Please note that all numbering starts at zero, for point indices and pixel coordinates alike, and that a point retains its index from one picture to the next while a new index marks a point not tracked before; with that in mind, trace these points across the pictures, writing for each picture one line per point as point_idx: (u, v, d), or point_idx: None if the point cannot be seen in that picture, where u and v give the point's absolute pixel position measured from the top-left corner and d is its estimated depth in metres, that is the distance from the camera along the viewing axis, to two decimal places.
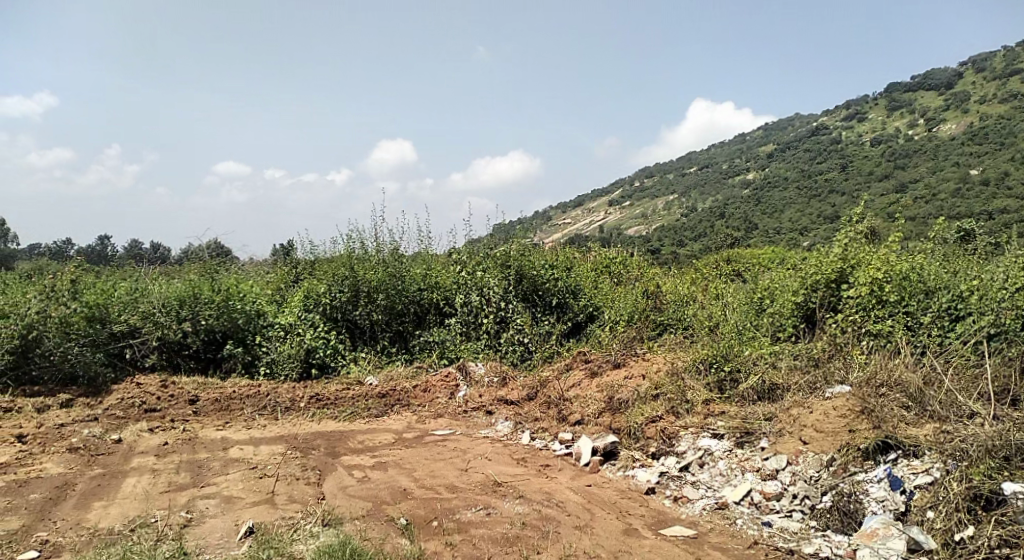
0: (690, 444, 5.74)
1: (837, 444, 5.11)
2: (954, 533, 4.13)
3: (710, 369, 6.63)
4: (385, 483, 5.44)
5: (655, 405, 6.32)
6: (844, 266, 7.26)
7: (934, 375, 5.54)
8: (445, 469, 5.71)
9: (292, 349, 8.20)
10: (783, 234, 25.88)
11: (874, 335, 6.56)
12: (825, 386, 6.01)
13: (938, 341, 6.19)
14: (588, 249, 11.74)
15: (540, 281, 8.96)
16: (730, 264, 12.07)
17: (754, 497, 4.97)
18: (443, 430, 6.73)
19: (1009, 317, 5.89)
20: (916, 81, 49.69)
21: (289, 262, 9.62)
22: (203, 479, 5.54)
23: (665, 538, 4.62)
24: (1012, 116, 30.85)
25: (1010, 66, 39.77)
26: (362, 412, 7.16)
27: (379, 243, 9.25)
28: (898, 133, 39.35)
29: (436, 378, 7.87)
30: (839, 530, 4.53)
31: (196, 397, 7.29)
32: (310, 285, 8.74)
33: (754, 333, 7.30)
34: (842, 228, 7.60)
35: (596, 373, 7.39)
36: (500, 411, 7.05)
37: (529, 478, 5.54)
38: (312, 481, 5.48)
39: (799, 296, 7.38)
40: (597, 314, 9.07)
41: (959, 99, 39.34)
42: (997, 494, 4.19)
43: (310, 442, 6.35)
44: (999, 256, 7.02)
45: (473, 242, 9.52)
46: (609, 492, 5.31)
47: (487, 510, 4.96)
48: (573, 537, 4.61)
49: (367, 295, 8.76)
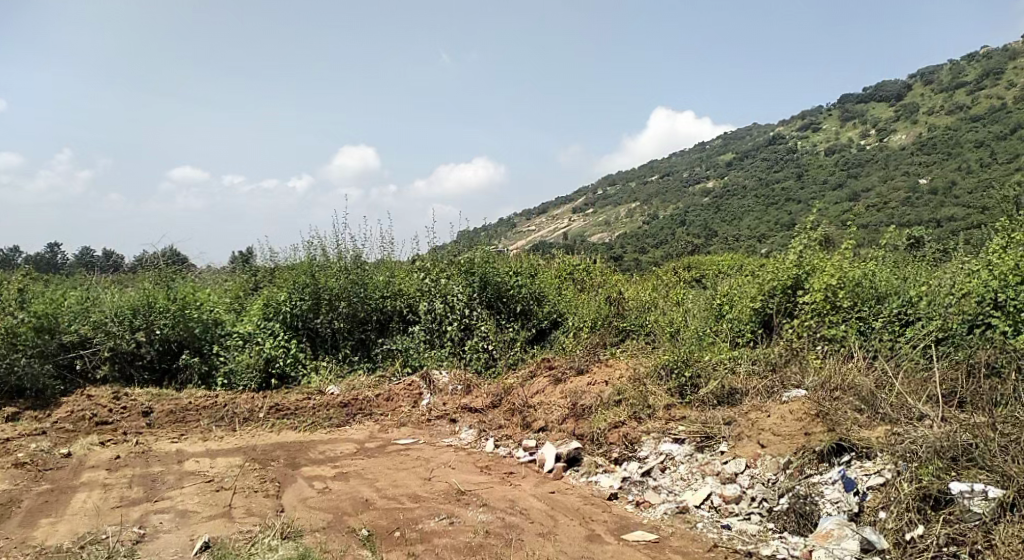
0: (652, 449, 5.80)
1: (794, 447, 5.21)
2: (904, 533, 4.25)
3: (671, 375, 6.73)
4: (347, 494, 5.37)
5: (618, 410, 6.37)
6: (800, 272, 7.46)
7: (886, 378, 5.69)
8: (408, 478, 5.66)
9: (251, 358, 8.06)
10: (743, 240, 26.42)
11: (829, 340, 6.73)
12: (782, 390, 6.14)
13: (889, 345, 6.37)
14: (552, 256, 11.79)
15: (504, 287, 8.94)
16: (691, 271, 12.27)
17: (714, 500, 5.04)
18: (406, 438, 6.68)
19: (955, 321, 6.09)
20: (869, 93, 51.27)
21: (248, 270, 9.47)
22: (157, 493, 5.39)
23: (627, 543, 4.65)
24: (959, 128, 32.05)
25: (956, 80, 41.35)
26: (324, 422, 7.06)
27: (341, 250, 9.10)
28: (852, 143, 40.52)
29: (399, 387, 7.81)
30: (796, 532, 4.62)
31: (150, 409, 7.10)
32: (269, 293, 8.58)
33: (714, 339, 7.41)
34: (797, 235, 7.81)
35: (560, 380, 7.41)
36: (464, 419, 7.02)
37: (492, 486, 5.53)
38: (271, 493, 5.38)
39: (757, 302, 7.54)
40: (560, 321, 9.09)
41: (908, 111, 40.71)
42: (946, 493, 4.29)
43: (270, 453, 6.24)
44: (947, 263, 7.27)
45: (436, 249, 9.45)
46: (573, 498, 5.33)
47: (450, 519, 4.93)
48: (536, 544, 4.61)
49: (329, 303, 8.63)
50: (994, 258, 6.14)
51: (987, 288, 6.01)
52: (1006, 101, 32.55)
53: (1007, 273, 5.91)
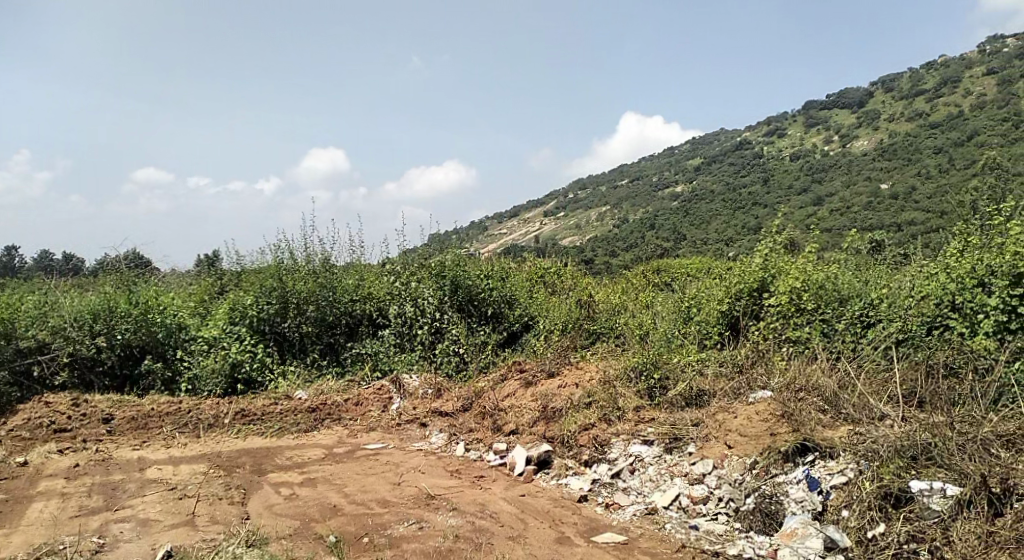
0: (621, 450, 5.84)
1: (760, 447, 5.29)
2: (867, 531, 4.33)
3: (640, 377, 6.79)
4: (314, 500, 5.30)
5: (588, 413, 6.39)
6: (765, 275, 7.58)
7: (848, 379, 5.82)
8: (378, 483, 5.61)
9: (217, 364, 7.89)
10: (711, 244, 26.79)
11: (794, 341, 6.89)
12: (749, 392, 6.23)
13: (852, 347, 6.51)
14: (523, 259, 11.81)
15: (475, 290, 8.90)
16: (660, 274, 12.39)
17: (682, 501, 5.09)
18: (375, 443, 6.62)
19: (915, 323, 6.23)
20: (832, 99, 52.40)
21: (214, 274, 9.31)
22: (117, 502, 5.25)
23: (596, 545, 4.67)
24: (919, 135, 32.94)
25: (916, 88, 42.50)
26: (291, 427, 6.96)
27: (309, 253, 8.99)
28: (816, 149, 41.36)
29: (369, 391, 7.75)
30: (762, 531, 4.67)
31: (111, 416, 6.93)
32: (235, 297, 8.43)
33: (683, 341, 7.50)
34: (763, 238, 7.94)
35: (530, 383, 7.40)
36: (434, 423, 6.99)
37: (462, 490, 5.51)
38: (236, 501, 5.28)
39: (724, 304, 7.64)
40: (532, 324, 9.09)
41: (870, 117, 41.71)
42: (906, 492, 4.41)
43: (235, 460, 6.13)
44: (907, 266, 7.44)
45: (407, 252, 9.40)
46: (543, 501, 5.33)
47: (419, 523, 4.90)
48: (506, 547, 4.60)
49: (297, 307, 8.53)
50: (951, 262, 6.30)
51: (945, 290, 6.17)
52: (963, 108, 33.53)
53: (964, 276, 6.08)
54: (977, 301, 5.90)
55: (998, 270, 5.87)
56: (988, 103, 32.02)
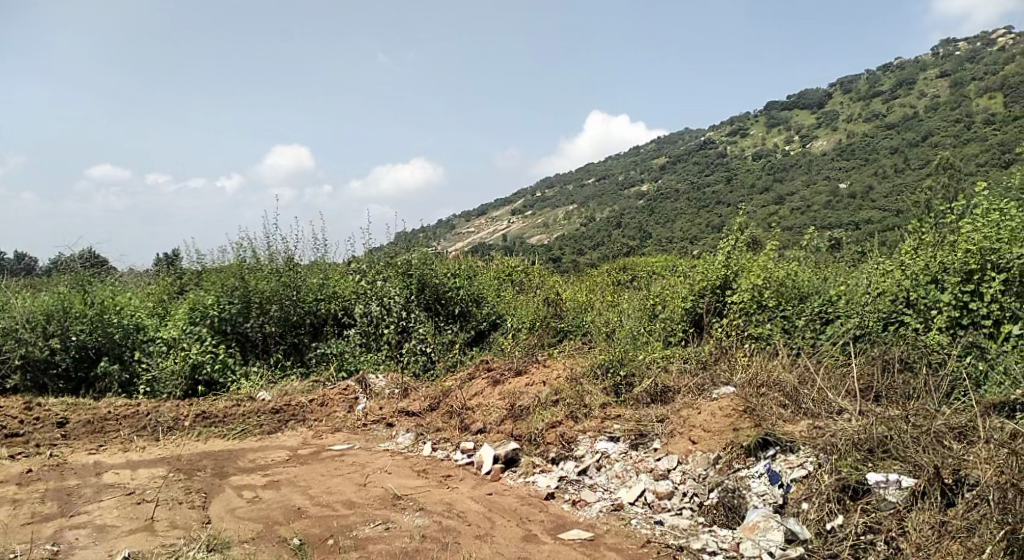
0: (588, 447, 5.88)
1: (723, 442, 5.37)
2: (825, 523, 4.43)
3: (607, 374, 6.84)
4: (277, 503, 5.22)
5: (555, 410, 6.42)
6: (728, 273, 7.71)
7: (808, 374, 5.94)
8: (343, 485, 5.55)
9: (176, 366, 7.73)
10: (676, 242, 27.15)
11: (756, 338, 7.02)
12: (712, 388, 6.33)
13: (811, 343, 6.66)
14: (490, 258, 11.79)
15: (442, 289, 8.85)
16: (627, 272, 12.50)
17: (647, 497, 5.14)
18: (341, 444, 6.55)
19: (871, 319, 6.38)
20: (793, 100, 53.50)
21: (173, 273, 9.13)
22: (73, 508, 5.10)
23: (563, 542, 4.69)
24: (876, 135, 33.81)
25: (874, 90, 43.63)
26: (254, 429, 6.84)
27: (272, 252, 8.85)
28: (778, 148, 42.15)
29: (334, 392, 7.66)
30: (725, 525, 4.76)
31: (66, 420, 6.74)
32: (195, 297, 8.24)
33: (648, 338, 7.57)
34: (725, 237, 8.07)
35: (498, 381, 7.39)
36: (401, 423, 6.95)
37: (429, 490, 5.49)
38: (196, 505, 5.18)
39: (688, 302, 7.75)
40: (499, 322, 9.08)
41: (830, 118, 42.67)
42: (863, 484, 4.53)
43: (196, 463, 6.00)
44: (864, 263, 7.62)
45: (373, 251, 9.32)
46: (510, 499, 5.34)
47: (386, 524, 4.86)
48: (473, 546, 4.59)
49: (259, 307, 8.38)
50: (906, 259, 6.47)
51: (900, 287, 6.34)
52: (918, 110, 34.50)
53: (918, 273, 6.27)
54: (930, 297, 6.08)
55: (950, 267, 6.08)
56: (940, 105, 33.00)
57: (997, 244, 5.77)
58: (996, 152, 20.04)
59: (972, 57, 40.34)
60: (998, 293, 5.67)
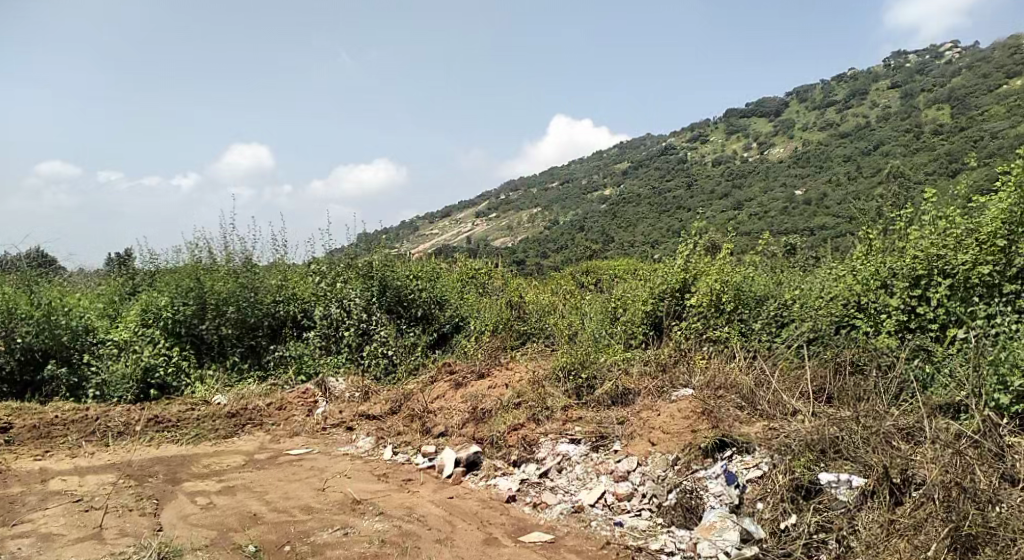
0: (550, 449, 5.89)
1: (682, 444, 5.45)
2: (780, 522, 4.52)
3: (568, 376, 6.88)
4: (233, 509, 5.11)
5: (517, 413, 6.43)
6: (687, 277, 7.83)
7: (764, 376, 6.06)
8: (301, 490, 5.46)
9: (127, 368, 7.50)
10: (637, 246, 27.46)
11: (714, 341, 7.16)
12: (671, 390, 6.42)
13: (767, 346, 6.81)
14: (453, 260, 11.76)
15: (404, 291, 8.78)
16: (589, 275, 12.61)
17: (607, 498, 5.17)
18: (299, 448, 6.45)
19: (824, 322, 6.53)
20: (752, 108, 54.68)
21: (125, 273, 8.88)
22: (15, 517, 4.91)
23: (524, 545, 4.69)
24: (831, 144, 34.77)
25: (829, 100, 44.88)
26: (209, 434, 6.68)
27: (229, 253, 8.68)
28: (737, 155, 43.01)
29: (293, 395, 7.55)
30: (683, 525, 4.80)
31: (9, 425, 6.49)
32: (148, 298, 8.06)
33: (609, 341, 7.64)
34: (685, 241, 8.20)
35: (459, 384, 7.37)
36: (362, 427, 6.87)
37: (390, 494, 5.44)
38: (147, 512, 5.03)
39: (649, 305, 7.85)
40: (462, 325, 9.06)
41: (786, 126, 43.77)
42: (815, 483, 4.64)
43: (147, 469, 5.83)
44: (817, 267, 7.83)
45: (333, 252, 9.21)
46: (471, 502, 5.32)
47: (344, 529, 4.80)
48: (433, 550, 4.57)
49: (216, 308, 8.20)
50: (858, 264, 6.66)
51: (852, 291, 6.52)
52: (871, 119, 35.61)
53: (869, 278, 6.45)
54: (880, 302, 6.26)
55: (899, 272, 6.28)
56: (891, 115, 34.10)
57: (943, 250, 5.98)
58: (943, 161, 20.80)
59: (921, 70, 41.84)
60: (944, 298, 5.87)
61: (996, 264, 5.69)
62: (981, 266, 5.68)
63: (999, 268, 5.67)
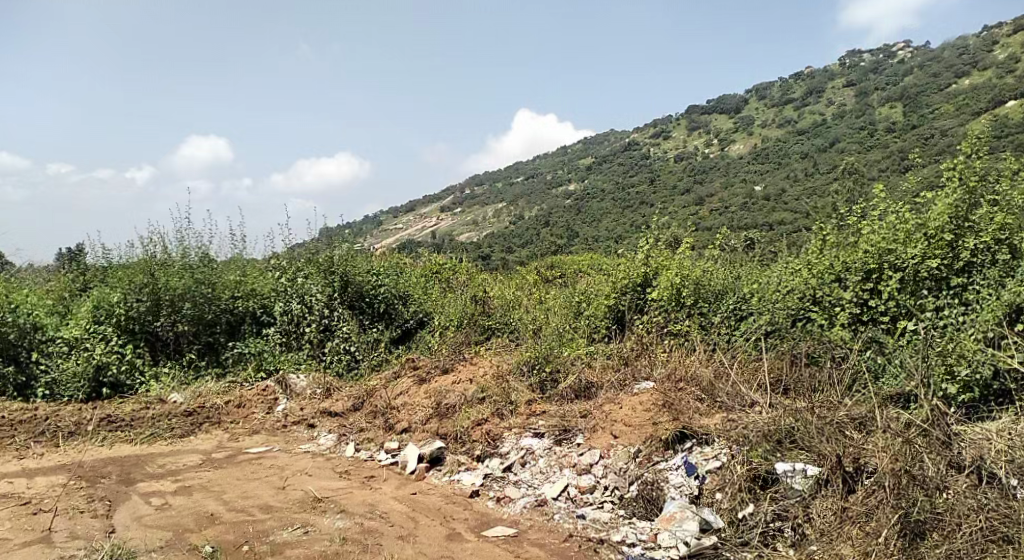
0: (513, 444, 5.90)
1: (643, 436, 5.51)
2: (737, 511, 4.60)
3: (532, 370, 6.90)
4: (189, 509, 5.00)
5: (481, 408, 6.43)
6: (648, 272, 7.93)
7: (723, 369, 6.16)
8: (260, 489, 5.37)
9: (78, 367, 7.28)
10: (601, 241, 27.65)
11: (675, 334, 7.26)
12: (633, 383, 6.49)
13: (727, 339, 6.93)
14: (417, 255, 11.66)
15: (366, 287, 8.69)
16: (554, 270, 12.68)
17: (570, 491, 5.20)
18: (259, 447, 6.34)
19: (781, 316, 6.67)
20: (713, 104, 55.49)
21: (76, 269, 8.62)
22: None
23: (487, 539, 4.69)
24: (789, 140, 35.51)
25: (788, 98, 45.83)
26: (165, 432, 6.53)
27: (185, 248, 8.48)
28: (699, 150, 43.63)
29: (252, 393, 7.42)
30: (644, 517, 4.84)
31: None
32: (100, 294, 7.82)
33: (573, 335, 7.68)
34: (645, 236, 8.29)
35: (423, 380, 7.34)
36: (323, 424, 6.79)
37: (352, 491, 5.38)
38: (99, 514, 4.90)
39: (611, 299, 7.91)
40: (426, 320, 9.01)
41: (747, 123, 44.54)
42: (772, 473, 4.74)
43: (100, 470, 5.68)
44: (775, 261, 7.99)
45: (293, 247, 9.05)
46: (434, 498, 5.30)
47: (305, 528, 4.73)
48: (395, 547, 4.53)
49: (171, 305, 8.00)
50: (813, 258, 6.81)
51: (807, 285, 6.66)
52: (827, 117, 36.47)
53: (823, 272, 6.61)
54: (834, 295, 6.41)
55: (852, 266, 6.44)
56: (847, 113, 34.97)
57: (894, 245, 6.17)
58: (896, 158, 21.42)
59: (875, 69, 43.03)
60: (895, 291, 6.03)
61: (944, 258, 5.90)
62: (930, 261, 5.88)
63: (946, 262, 5.88)
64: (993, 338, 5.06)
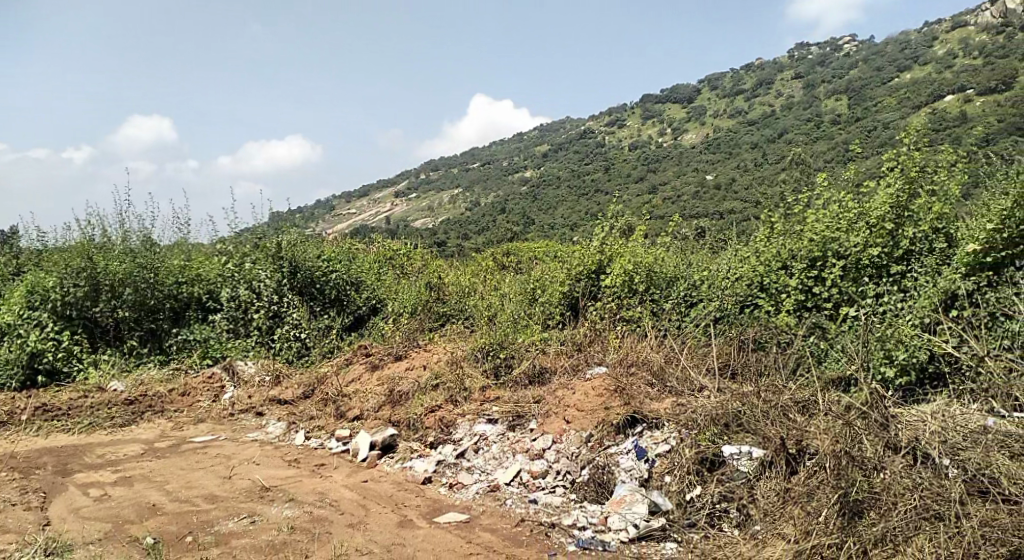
0: (467, 430, 5.89)
1: (595, 421, 5.57)
2: (685, 494, 4.69)
3: (487, 357, 6.90)
4: (130, 500, 4.83)
5: (434, 395, 6.40)
6: (602, 258, 7.98)
7: (674, 354, 6.25)
8: (206, 478, 5.23)
9: (10, 354, 7.05)
10: (557, 229, 27.76)
11: (627, 320, 7.34)
12: (586, 369, 6.54)
13: (677, 325, 7.05)
14: (370, 241, 11.49)
15: (317, 272, 8.48)
16: (510, 256, 12.69)
17: (522, 476, 5.22)
18: (204, 436, 6.16)
19: (730, 303, 6.81)
20: (667, 94, 56.14)
21: (9, 253, 8.28)
22: None
23: (438, 525, 4.67)
24: (740, 130, 36.20)
25: (739, 89, 46.68)
26: (105, 421, 6.30)
27: (125, 231, 8.17)
28: (653, 139, 44.12)
29: (198, 381, 7.22)
30: (594, 500, 4.89)
31: None
32: (34, 279, 7.50)
33: (528, 321, 7.69)
34: (601, 223, 8.33)
35: (376, 366, 7.26)
36: (272, 411, 6.66)
37: (301, 480, 5.29)
38: (33, 506, 4.69)
39: (566, 286, 7.94)
40: (379, 307, 8.93)
41: (700, 113, 45.18)
42: (719, 456, 4.86)
43: (34, 461, 5.44)
44: (725, 248, 8.14)
45: (241, 231, 8.80)
46: (385, 485, 5.25)
47: (251, 518, 4.63)
48: (345, 535, 4.47)
49: (111, 290, 7.69)
50: (761, 246, 6.95)
51: (755, 273, 6.80)
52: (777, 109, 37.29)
53: (771, 259, 6.76)
54: (781, 282, 6.57)
55: (797, 254, 6.60)
56: (796, 105, 35.80)
57: (837, 234, 6.34)
58: (841, 149, 22.04)
59: (823, 62, 44.16)
60: (837, 278, 6.20)
61: (885, 246, 6.09)
62: (872, 248, 6.07)
63: (887, 250, 6.07)
64: (929, 323, 5.26)
